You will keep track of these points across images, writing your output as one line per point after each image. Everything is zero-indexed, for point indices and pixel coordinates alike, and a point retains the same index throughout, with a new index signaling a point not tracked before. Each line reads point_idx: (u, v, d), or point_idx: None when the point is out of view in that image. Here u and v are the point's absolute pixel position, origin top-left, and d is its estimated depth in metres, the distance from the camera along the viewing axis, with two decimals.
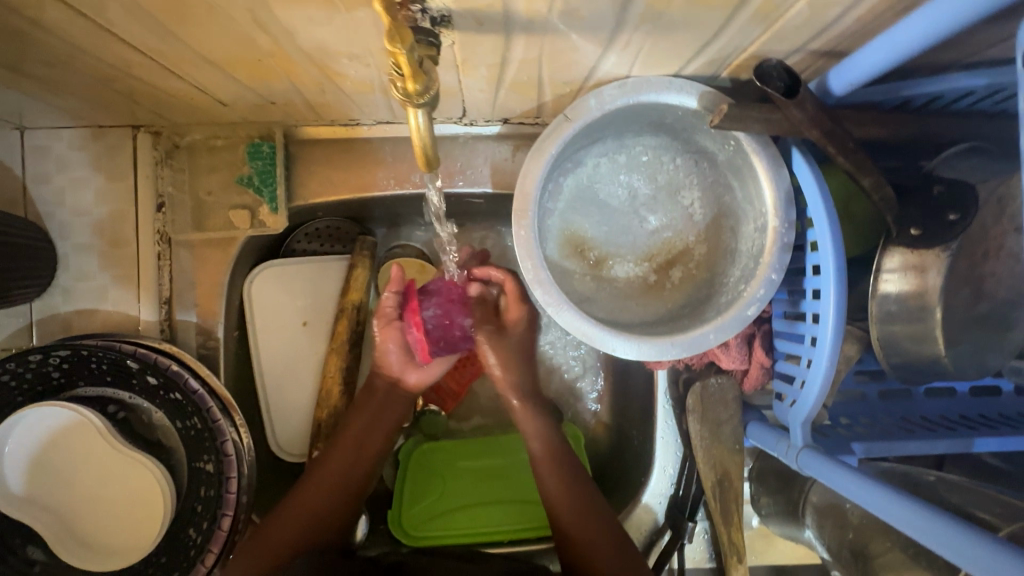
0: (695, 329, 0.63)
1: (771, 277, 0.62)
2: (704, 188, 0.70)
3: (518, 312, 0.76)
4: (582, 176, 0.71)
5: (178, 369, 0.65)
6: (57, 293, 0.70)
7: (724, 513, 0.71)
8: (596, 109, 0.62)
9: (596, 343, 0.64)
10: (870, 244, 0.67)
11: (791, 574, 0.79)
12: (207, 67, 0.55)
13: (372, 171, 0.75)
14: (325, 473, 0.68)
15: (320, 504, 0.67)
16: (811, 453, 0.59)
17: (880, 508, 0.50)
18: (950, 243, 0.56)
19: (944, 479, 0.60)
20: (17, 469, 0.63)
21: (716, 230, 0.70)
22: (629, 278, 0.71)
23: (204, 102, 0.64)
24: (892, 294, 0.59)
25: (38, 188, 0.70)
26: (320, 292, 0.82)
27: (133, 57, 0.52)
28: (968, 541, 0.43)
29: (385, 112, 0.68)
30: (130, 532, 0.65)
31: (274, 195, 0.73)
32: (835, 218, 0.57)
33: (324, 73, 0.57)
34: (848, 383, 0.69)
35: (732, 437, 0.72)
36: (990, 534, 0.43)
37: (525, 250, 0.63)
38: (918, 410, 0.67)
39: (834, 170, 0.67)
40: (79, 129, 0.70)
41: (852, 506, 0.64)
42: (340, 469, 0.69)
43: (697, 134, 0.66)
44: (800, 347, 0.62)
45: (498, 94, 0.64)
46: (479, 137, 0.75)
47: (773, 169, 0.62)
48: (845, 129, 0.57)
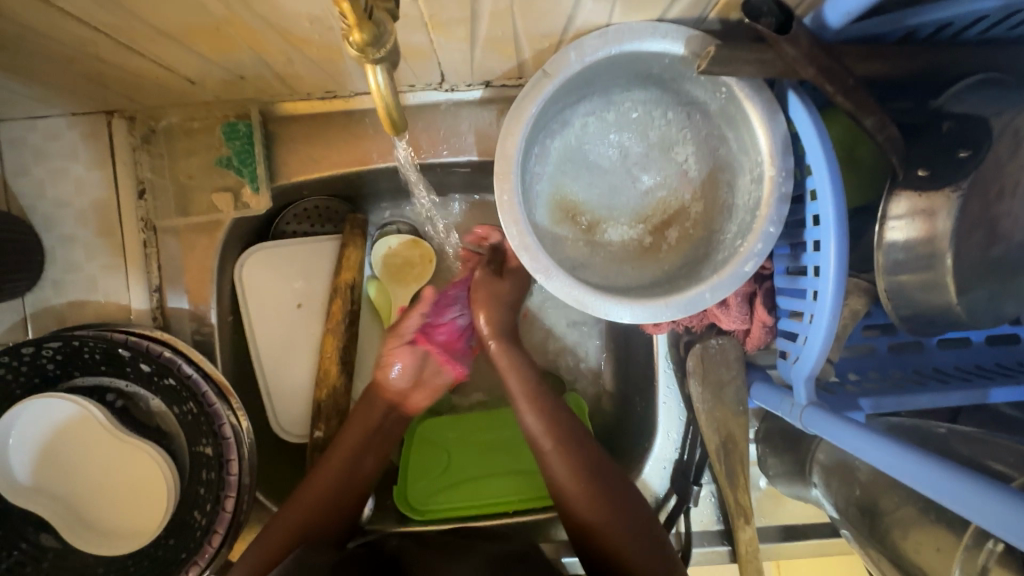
0: (691, 289, 0.61)
1: (769, 231, 0.59)
2: (698, 142, 0.66)
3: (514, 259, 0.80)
4: (569, 138, 0.68)
5: (171, 356, 0.65)
6: (48, 286, 0.70)
7: (729, 476, 0.70)
8: (577, 62, 0.59)
9: (589, 308, 0.61)
10: (877, 191, 0.63)
11: (803, 536, 0.77)
12: (165, 40, 0.53)
13: (354, 144, 0.73)
14: (320, 484, 0.68)
15: (311, 515, 0.67)
16: (815, 411, 0.57)
17: (892, 468, 0.48)
18: (960, 183, 0.52)
19: (955, 431, 0.58)
20: (23, 459, 0.64)
21: (713, 185, 0.66)
22: (624, 241, 0.69)
23: (172, 80, 0.62)
24: (899, 242, 0.55)
25: (18, 181, 0.69)
26: (313, 273, 0.80)
27: (89, 34, 0.51)
28: (976, 494, 0.41)
29: (361, 80, 0.66)
30: (141, 515, 0.66)
31: (255, 174, 0.71)
32: (836, 164, 0.54)
33: (290, 41, 0.55)
34: (856, 338, 0.67)
35: (735, 400, 0.70)
36: (1002, 484, 0.41)
37: (510, 215, 0.61)
38: (930, 362, 0.65)
39: (838, 114, 0.63)
40: (55, 118, 0.68)
41: (860, 463, 0.62)
42: (333, 483, 0.69)
43: (687, 84, 0.63)
44: (803, 303, 0.59)
45: (474, 54, 0.61)
46: (462, 102, 0.72)
47: (768, 116, 0.58)
48: (844, 65, 0.53)
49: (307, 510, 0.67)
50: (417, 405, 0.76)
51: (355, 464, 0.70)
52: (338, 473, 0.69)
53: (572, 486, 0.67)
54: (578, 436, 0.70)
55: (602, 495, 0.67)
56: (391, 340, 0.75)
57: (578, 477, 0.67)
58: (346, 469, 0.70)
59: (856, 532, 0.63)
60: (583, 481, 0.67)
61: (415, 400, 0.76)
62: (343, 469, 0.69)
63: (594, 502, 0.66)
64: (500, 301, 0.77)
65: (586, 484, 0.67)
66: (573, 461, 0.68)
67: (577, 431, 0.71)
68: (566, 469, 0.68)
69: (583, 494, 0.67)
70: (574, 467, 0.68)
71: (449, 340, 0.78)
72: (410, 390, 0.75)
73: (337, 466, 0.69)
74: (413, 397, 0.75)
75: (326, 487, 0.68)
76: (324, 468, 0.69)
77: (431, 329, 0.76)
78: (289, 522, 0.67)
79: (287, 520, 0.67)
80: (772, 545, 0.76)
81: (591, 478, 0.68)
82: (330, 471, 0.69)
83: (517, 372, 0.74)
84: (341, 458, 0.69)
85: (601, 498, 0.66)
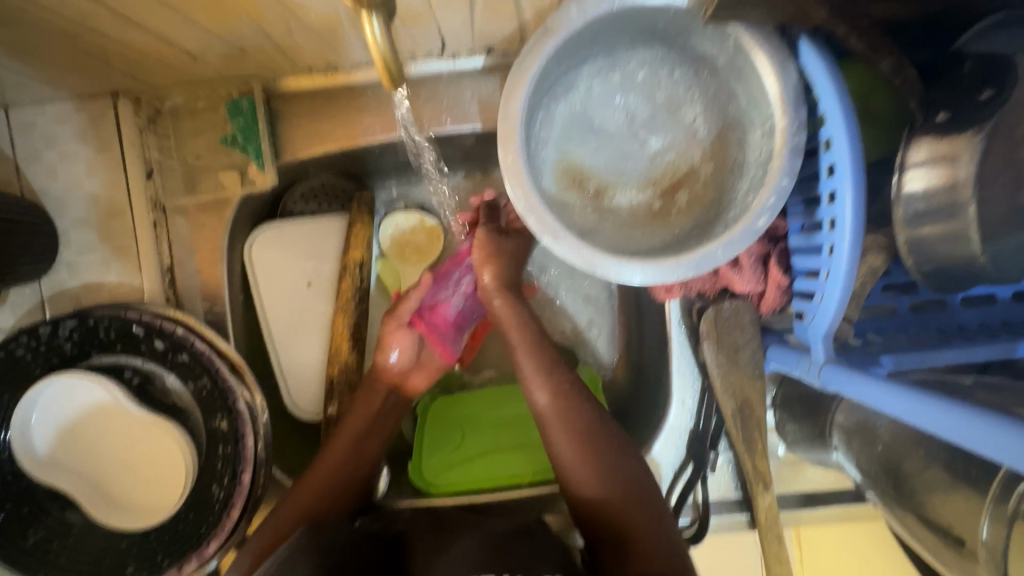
0: (703, 247, 0.59)
1: (781, 184, 0.57)
2: (706, 101, 0.65)
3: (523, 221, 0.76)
4: (575, 102, 0.66)
5: (184, 332, 0.66)
6: (63, 268, 0.71)
7: (747, 442, 0.68)
8: (578, 18, 0.58)
9: (598, 270, 0.60)
10: (895, 143, 0.61)
11: (824, 503, 0.75)
12: (164, 11, 0.53)
13: (358, 118, 0.72)
14: (325, 468, 0.67)
15: (317, 498, 0.65)
16: (834, 368, 0.56)
17: (925, 421, 0.46)
18: (983, 125, 0.50)
19: (982, 382, 0.56)
20: (44, 437, 0.65)
21: (722, 145, 0.65)
22: (632, 206, 0.67)
23: (174, 56, 0.62)
24: (919, 191, 0.53)
25: (29, 166, 0.70)
26: (322, 252, 0.80)
27: (88, 7, 0.51)
28: (989, 430, 0.42)
29: (362, 50, 0.65)
30: (160, 491, 0.67)
31: (260, 151, 0.71)
32: (851, 110, 0.52)
33: (288, 9, 0.54)
34: (875, 297, 0.65)
35: (751, 363, 0.68)
36: (1009, 416, 0.42)
37: (515, 178, 0.60)
38: (955, 320, 0.62)
39: (853, 64, 0.61)
40: (62, 102, 0.69)
41: (884, 423, 0.60)
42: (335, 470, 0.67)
43: (694, 38, 0.61)
44: (819, 259, 0.58)
45: (474, 16, 0.60)
46: (464, 71, 0.71)
47: (779, 65, 0.56)
48: (858, 5, 0.52)
49: (313, 495, 0.66)
50: (416, 387, 0.75)
51: (360, 449, 0.69)
52: (341, 459, 0.68)
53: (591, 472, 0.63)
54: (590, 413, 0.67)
55: (616, 481, 0.63)
56: (387, 321, 0.75)
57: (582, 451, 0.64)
58: (348, 454, 0.68)
59: (881, 492, 0.62)
60: (590, 456, 0.64)
61: (413, 383, 0.75)
62: (347, 452, 0.68)
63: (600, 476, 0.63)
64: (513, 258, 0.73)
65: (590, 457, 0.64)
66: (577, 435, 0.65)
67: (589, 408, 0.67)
68: (584, 460, 0.64)
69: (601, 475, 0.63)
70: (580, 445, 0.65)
71: (439, 316, 0.75)
72: (408, 372, 0.74)
73: (340, 449, 0.68)
74: (412, 380, 0.75)
75: (330, 472, 0.67)
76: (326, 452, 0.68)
77: (429, 311, 0.75)
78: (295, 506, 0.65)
79: (298, 499, 0.65)
80: (792, 514, 0.76)
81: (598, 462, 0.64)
82: (333, 457, 0.68)
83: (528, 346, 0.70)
84: (343, 444, 0.68)
85: (618, 484, 0.63)
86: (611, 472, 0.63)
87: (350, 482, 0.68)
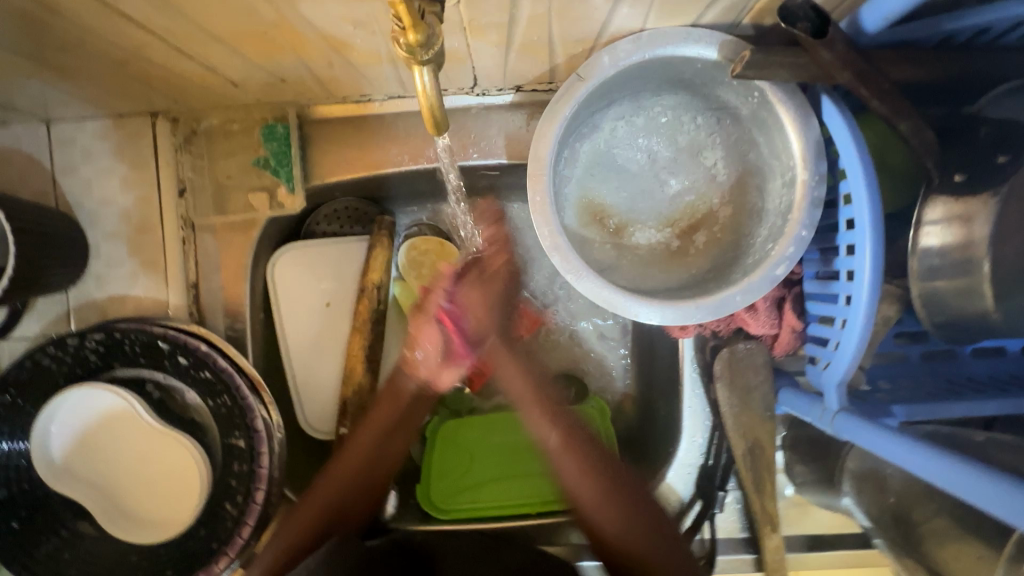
0: (721, 291, 0.60)
1: (801, 234, 0.59)
2: (727, 146, 0.67)
3: (497, 259, 0.70)
4: (599, 141, 0.69)
5: (207, 349, 0.68)
6: (91, 280, 0.73)
7: (756, 482, 0.70)
8: (610, 67, 0.60)
9: (618, 309, 0.62)
10: (910, 197, 0.63)
11: (831, 547, 0.76)
12: (216, 44, 0.55)
13: (385, 147, 0.74)
14: (334, 483, 0.66)
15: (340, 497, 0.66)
16: (848, 417, 0.57)
17: (949, 483, 0.47)
18: (999, 188, 0.51)
19: (994, 440, 0.56)
20: (66, 447, 0.67)
21: (741, 190, 0.67)
22: (651, 244, 0.69)
23: (217, 83, 0.65)
24: (935, 246, 0.55)
25: (66, 179, 0.71)
26: (342, 274, 0.82)
27: (145, 37, 0.53)
28: (999, 489, 0.43)
29: (396, 83, 0.68)
30: (174, 502, 0.68)
31: (291, 175, 0.73)
32: (870, 169, 0.54)
33: (333, 45, 0.57)
34: (887, 345, 0.66)
35: (762, 405, 0.70)
36: (1019, 479, 0.43)
37: (541, 217, 0.62)
38: (964, 371, 0.63)
39: (870, 120, 0.63)
40: (102, 119, 0.71)
41: (892, 471, 0.61)
42: (358, 471, 0.67)
43: (719, 88, 0.63)
44: (835, 308, 0.59)
45: (509, 59, 0.62)
46: (493, 107, 0.73)
47: (802, 121, 0.58)
48: (880, 69, 0.54)
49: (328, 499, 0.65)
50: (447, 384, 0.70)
51: (379, 458, 0.68)
52: (367, 452, 0.67)
53: (613, 516, 0.60)
54: (596, 452, 0.63)
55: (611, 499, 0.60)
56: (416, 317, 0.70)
57: (604, 501, 0.60)
58: (365, 467, 0.67)
59: (890, 540, 0.62)
60: (608, 497, 0.61)
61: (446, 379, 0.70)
62: (377, 439, 0.68)
63: (618, 512, 0.60)
64: (498, 300, 0.68)
65: (617, 508, 0.60)
66: (591, 476, 0.61)
67: (594, 447, 0.64)
68: (592, 484, 0.61)
69: (616, 513, 0.60)
70: (592, 482, 0.61)
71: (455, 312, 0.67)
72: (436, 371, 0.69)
73: (375, 431, 0.68)
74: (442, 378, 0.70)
75: (354, 468, 0.66)
76: (341, 461, 0.67)
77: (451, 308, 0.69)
78: (309, 514, 0.65)
79: (304, 516, 0.65)
80: (797, 557, 0.75)
81: (627, 507, 0.60)
82: (359, 451, 0.67)
83: (520, 375, 0.68)
84: (357, 454, 0.67)
85: (624, 507, 0.60)
86: (629, 504, 0.61)
87: (370, 480, 0.68)
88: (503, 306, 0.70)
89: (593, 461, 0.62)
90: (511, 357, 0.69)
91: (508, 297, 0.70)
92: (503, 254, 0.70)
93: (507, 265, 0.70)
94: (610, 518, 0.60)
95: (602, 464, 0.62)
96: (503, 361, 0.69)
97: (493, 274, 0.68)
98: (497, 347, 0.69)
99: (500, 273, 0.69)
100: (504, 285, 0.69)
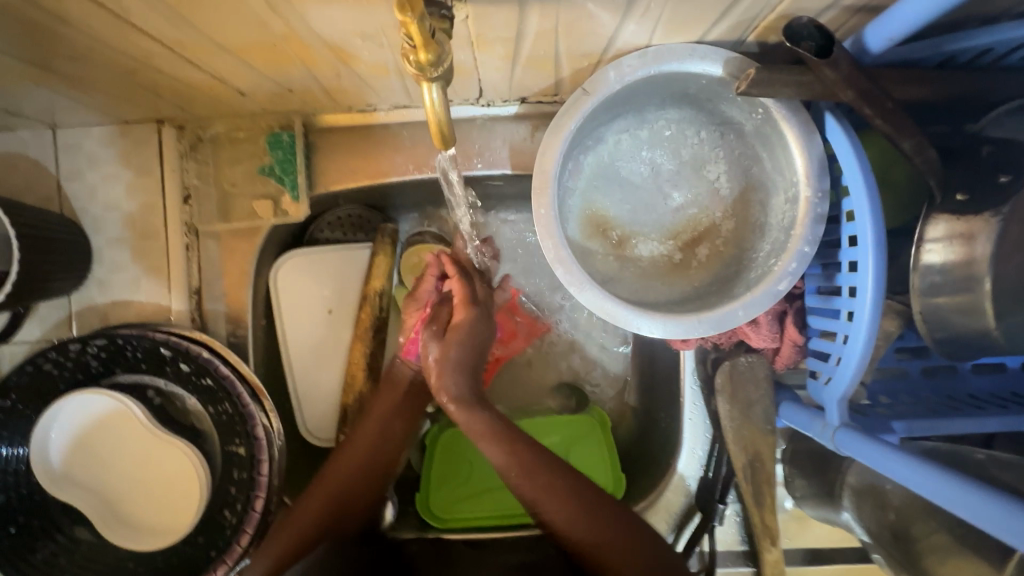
0: (722, 306, 0.61)
1: (803, 251, 0.59)
2: (730, 160, 0.67)
3: (462, 314, 0.69)
4: (603, 154, 0.69)
5: (208, 356, 0.68)
6: (94, 285, 0.72)
7: (756, 495, 0.70)
8: (615, 82, 0.60)
9: (620, 322, 0.62)
10: (912, 213, 0.63)
11: (829, 560, 0.76)
12: (224, 55, 0.55)
13: (390, 157, 0.75)
14: (335, 479, 0.67)
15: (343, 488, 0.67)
16: (848, 432, 0.57)
17: (953, 504, 0.46)
18: (1001, 207, 0.52)
19: (994, 458, 0.56)
20: (64, 453, 0.66)
21: (744, 204, 0.67)
22: (653, 256, 0.69)
23: (224, 92, 0.65)
24: (937, 264, 0.55)
25: (70, 184, 0.72)
26: (345, 281, 0.82)
27: (154, 48, 0.53)
28: (998, 508, 0.43)
29: (402, 94, 0.68)
30: (173, 509, 0.67)
31: (295, 183, 0.73)
32: (873, 186, 0.54)
33: (340, 57, 0.57)
34: (888, 360, 0.66)
35: (763, 418, 0.70)
36: (1018, 499, 0.44)
37: (545, 229, 0.62)
38: (964, 388, 0.64)
39: (873, 136, 0.63)
40: (107, 125, 0.71)
41: (893, 486, 0.62)
42: (361, 460, 0.69)
43: (723, 104, 0.63)
44: (836, 324, 0.59)
45: (515, 72, 0.63)
46: (497, 118, 0.74)
47: (805, 138, 0.59)
48: (884, 89, 0.54)
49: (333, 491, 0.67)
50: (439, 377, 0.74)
51: (382, 448, 0.70)
52: (370, 441, 0.70)
53: (574, 522, 0.61)
54: (550, 459, 0.65)
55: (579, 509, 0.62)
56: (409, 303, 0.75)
57: (567, 508, 0.62)
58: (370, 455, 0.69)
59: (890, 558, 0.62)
60: (568, 503, 0.62)
61: None
62: (379, 428, 0.71)
63: (581, 517, 0.61)
64: (457, 365, 0.66)
65: (583, 515, 0.62)
66: (550, 485, 0.63)
67: (547, 454, 0.65)
68: (550, 494, 0.62)
69: (581, 515, 0.62)
70: (558, 491, 0.63)
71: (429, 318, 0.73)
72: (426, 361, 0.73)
73: (378, 420, 0.71)
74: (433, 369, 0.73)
75: (359, 455, 0.69)
76: (345, 451, 0.69)
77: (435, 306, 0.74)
78: (313, 509, 0.66)
79: (308, 511, 0.65)
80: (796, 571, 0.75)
81: (591, 516, 0.61)
82: (361, 440, 0.70)
83: (478, 421, 0.65)
84: (362, 444, 0.69)
85: (586, 513, 0.62)
86: (591, 509, 0.62)
87: (374, 470, 0.70)
88: (466, 367, 0.67)
89: (552, 469, 0.64)
90: (475, 409, 0.65)
91: (476, 354, 0.69)
92: (467, 314, 0.68)
93: (471, 321, 0.68)
94: (575, 526, 0.61)
95: (552, 472, 0.63)
96: (463, 418, 0.65)
97: (455, 329, 0.68)
98: (459, 409, 0.65)
99: (465, 323, 0.68)
100: (468, 339, 0.67)
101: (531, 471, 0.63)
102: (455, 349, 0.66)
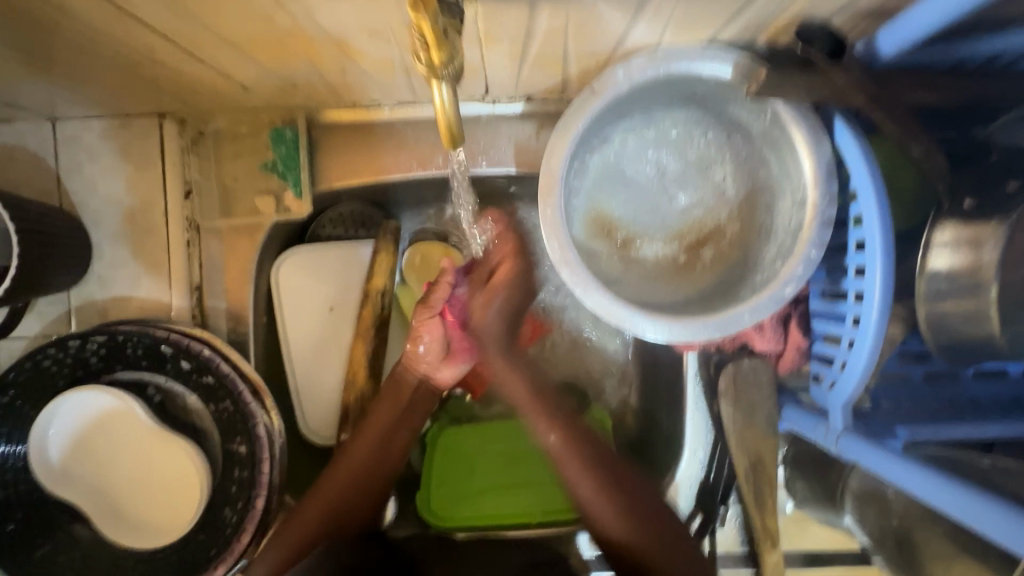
0: (728, 309, 0.61)
1: (810, 254, 0.59)
2: (737, 162, 0.67)
3: (507, 266, 0.67)
4: (609, 154, 0.68)
5: (210, 354, 0.67)
6: (93, 281, 0.72)
7: (758, 498, 0.70)
8: (624, 82, 0.60)
9: (626, 325, 0.62)
10: (918, 218, 0.63)
11: (828, 562, 0.77)
12: (229, 49, 0.55)
13: (394, 154, 0.74)
14: (335, 487, 0.67)
15: (342, 495, 0.67)
16: (851, 437, 0.57)
17: (951, 509, 0.47)
18: (1011, 213, 0.51)
19: (997, 464, 0.55)
20: (63, 450, 0.66)
21: (750, 207, 0.67)
22: (658, 258, 0.69)
23: (228, 86, 0.64)
24: (942, 270, 0.55)
25: (70, 178, 0.71)
26: (347, 279, 0.81)
27: (158, 41, 0.53)
28: (992, 514, 0.44)
29: (407, 91, 0.67)
30: (174, 507, 0.67)
31: (298, 179, 0.73)
32: (883, 192, 0.54)
33: (346, 53, 0.56)
34: (891, 365, 0.66)
35: (766, 423, 0.69)
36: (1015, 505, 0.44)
37: (552, 230, 0.62)
38: (966, 393, 0.64)
39: (880, 140, 0.63)
40: (108, 118, 0.70)
41: (895, 492, 0.61)
42: (359, 469, 0.68)
43: (731, 106, 0.63)
44: (842, 328, 0.59)
45: (522, 70, 0.62)
46: (503, 115, 0.73)
47: (814, 142, 0.58)
48: (894, 92, 0.54)
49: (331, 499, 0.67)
50: (446, 380, 0.74)
51: (381, 456, 0.69)
52: (370, 450, 0.68)
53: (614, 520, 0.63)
54: (597, 451, 0.65)
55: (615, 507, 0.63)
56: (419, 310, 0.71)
57: (606, 509, 0.63)
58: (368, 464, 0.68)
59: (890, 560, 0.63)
60: (608, 498, 0.63)
61: (443, 376, 0.74)
62: (378, 436, 0.69)
63: (617, 517, 0.63)
64: (502, 315, 0.67)
65: (621, 517, 0.63)
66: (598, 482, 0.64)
67: (593, 447, 0.66)
68: (601, 495, 0.63)
69: (620, 520, 0.63)
70: (599, 486, 0.64)
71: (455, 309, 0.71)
72: (437, 365, 0.73)
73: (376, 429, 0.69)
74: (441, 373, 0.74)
75: (357, 464, 0.68)
76: (343, 460, 0.68)
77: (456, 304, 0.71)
78: (312, 516, 0.66)
79: (307, 516, 0.66)
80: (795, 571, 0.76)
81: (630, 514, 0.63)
82: (360, 449, 0.68)
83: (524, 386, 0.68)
84: (359, 455, 0.68)
85: (626, 513, 0.63)
86: (629, 510, 0.63)
87: (374, 477, 0.69)
88: (512, 320, 0.69)
89: (601, 468, 0.64)
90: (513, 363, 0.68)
91: (521, 307, 0.69)
92: (513, 263, 0.67)
93: (519, 271, 0.67)
94: (616, 527, 0.63)
95: (603, 468, 0.64)
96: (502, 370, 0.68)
97: (499, 279, 0.67)
98: (505, 362, 0.68)
99: (506, 279, 0.67)
100: (516, 290, 0.68)
101: (571, 441, 0.65)
102: (499, 303, 0.67)
